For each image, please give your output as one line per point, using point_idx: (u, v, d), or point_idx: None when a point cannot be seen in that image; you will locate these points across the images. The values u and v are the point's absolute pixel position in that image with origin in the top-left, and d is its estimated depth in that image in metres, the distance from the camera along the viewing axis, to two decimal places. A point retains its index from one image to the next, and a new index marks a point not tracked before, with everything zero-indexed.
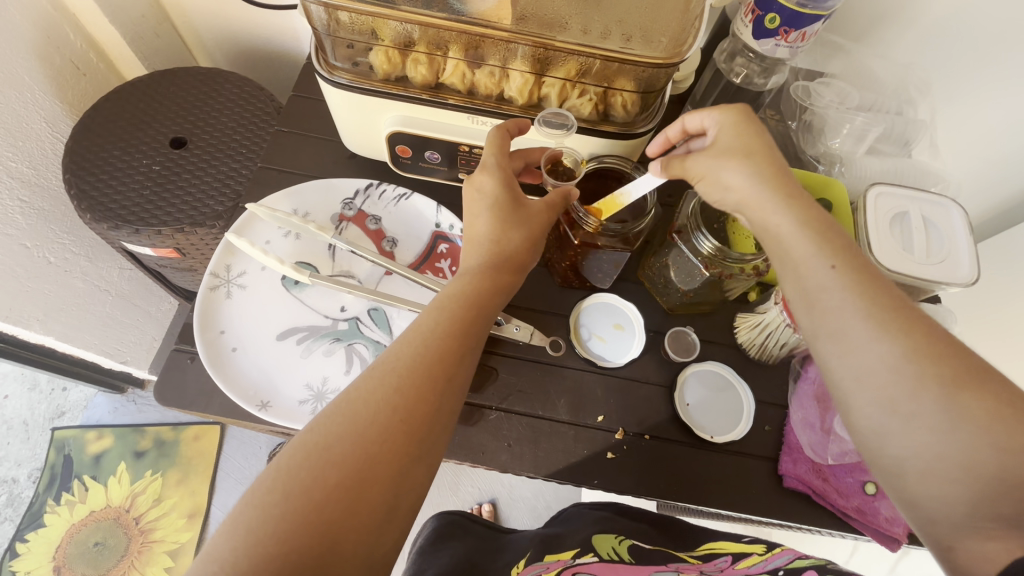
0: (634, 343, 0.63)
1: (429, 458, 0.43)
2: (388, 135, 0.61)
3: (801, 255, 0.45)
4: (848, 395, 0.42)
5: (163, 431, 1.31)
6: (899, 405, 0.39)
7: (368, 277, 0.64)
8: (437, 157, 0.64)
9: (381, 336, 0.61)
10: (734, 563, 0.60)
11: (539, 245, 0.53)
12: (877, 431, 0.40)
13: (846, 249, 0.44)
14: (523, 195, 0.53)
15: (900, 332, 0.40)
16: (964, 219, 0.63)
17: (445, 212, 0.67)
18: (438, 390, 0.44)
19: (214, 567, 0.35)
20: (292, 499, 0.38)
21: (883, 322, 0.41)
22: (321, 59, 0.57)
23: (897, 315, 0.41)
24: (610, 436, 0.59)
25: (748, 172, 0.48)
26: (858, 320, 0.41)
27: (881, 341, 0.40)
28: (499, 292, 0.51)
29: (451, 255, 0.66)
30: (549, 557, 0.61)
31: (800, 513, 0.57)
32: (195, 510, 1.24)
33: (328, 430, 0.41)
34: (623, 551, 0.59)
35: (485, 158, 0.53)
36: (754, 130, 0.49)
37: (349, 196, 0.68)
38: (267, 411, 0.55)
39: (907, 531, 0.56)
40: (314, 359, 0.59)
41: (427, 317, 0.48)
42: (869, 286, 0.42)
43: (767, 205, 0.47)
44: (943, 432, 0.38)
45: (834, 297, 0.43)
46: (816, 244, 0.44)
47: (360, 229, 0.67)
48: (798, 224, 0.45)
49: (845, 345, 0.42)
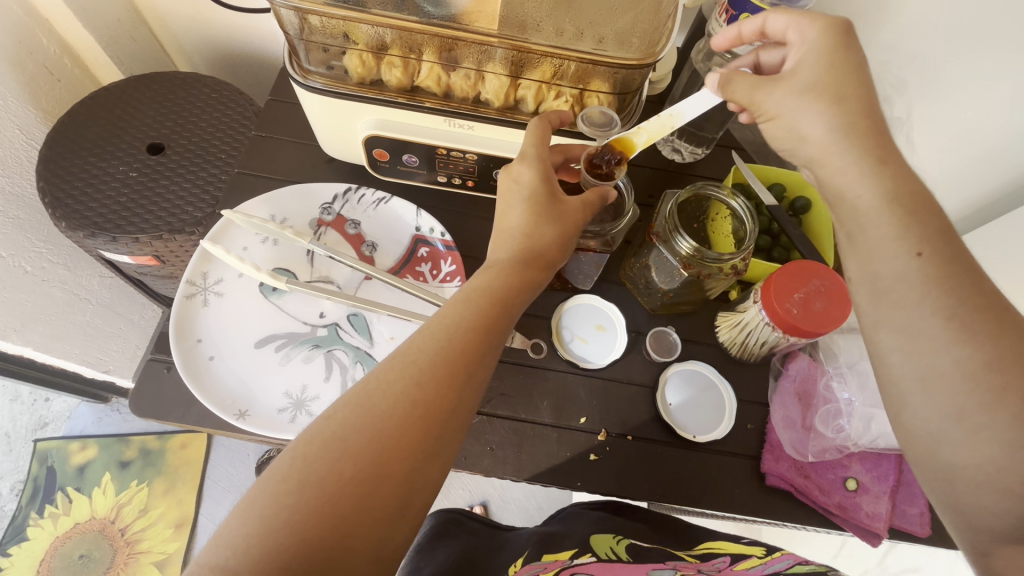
0: (616, 345, 0.63)
1: (445, 454, 0.42)
2: (365, 138, 0.61)
3: (880, 237, 0.41)
4: (905, 393, 0.40)
5: (149, 440, 1.29)
6: (968, 414, 0.37)
7: (347, 282, 0.64)
8: (415, 160, 0.63)
9: (361, 342, 0.60)
10: (731, 564, 0.58)
11: (570, 245, 0.52)
12: (933, 437, 0.39)
13: (935, 235, 0.40)
14: (560, 190, 0.52)
15: (984, 339, 0.37)
16: None
17: (424, 215, 0.66)
18: (457, 387, 0.43)
19: (227, 554, 0.36)
20: (307, 488, 0.38)
21: (969, 329, 0.38)
22: (294, 64, 0.57)
23: (984, 315, 0.38)
24: (592, 437, 0.59)
25: (829, 126, 0.43)
26: (938, 321, 0.38)
27: (960, 346, 0.37)
28: (525, 290, 0.50)
29: (432, 259, 0.65)
30: (546, 557, 0.60)
31: (783, 512, 0.58)
32: (183, 519, 1.22)
33: (345, 421, 0.41)
34: (621, 550, 0.59)
35: (527, 146, 0.52)
36: (846, 67, 0.44)
37: (328, 200, 0.67)
38: (246, 420, 0.55)
39: (888, 527, 0.55)
40: (293, 366, 0.58)
41: (472, 314, 0.47)
42: (952, 281, 0.39)
43: (842, 173, 0.43)
44: (1010, 449, 0.36)
45: (910, 289, 0.40)
46: (901, 227, 0.41)
47: (338, 234, 0.66)
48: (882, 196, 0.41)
49: (911, 342, 0.39)
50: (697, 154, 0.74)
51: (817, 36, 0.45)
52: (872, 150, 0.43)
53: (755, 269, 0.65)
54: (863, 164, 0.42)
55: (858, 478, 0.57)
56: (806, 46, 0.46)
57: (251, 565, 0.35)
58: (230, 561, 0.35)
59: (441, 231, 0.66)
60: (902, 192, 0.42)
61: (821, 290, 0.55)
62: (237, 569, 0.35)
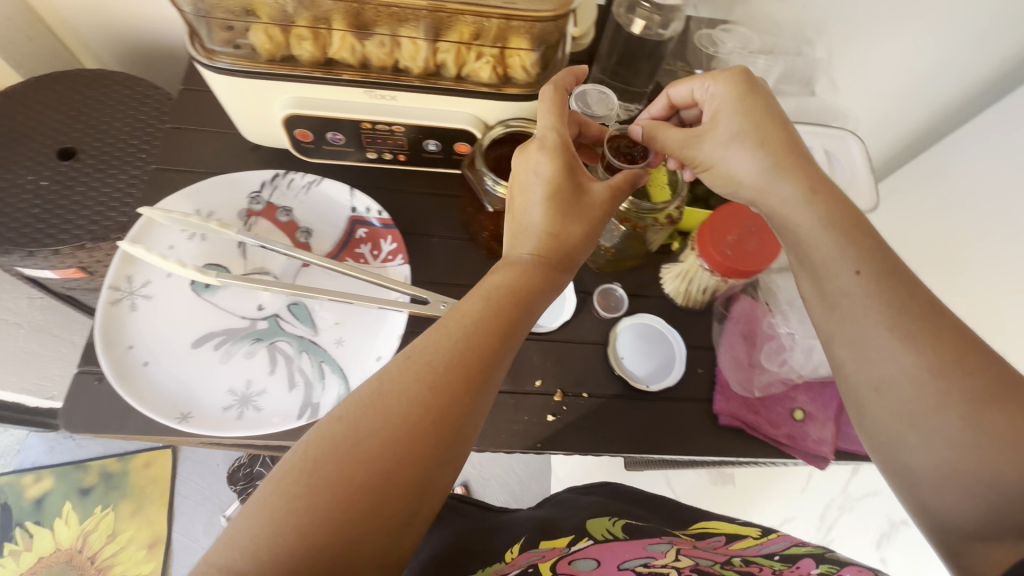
0: (565, 307, 0.64)
1: (456, 460, 0.41)
2: (284, 119, 0.58)
3: (823, 259, 0.44)
4: (863, 401, 0.41)
5: (109, 463, 1.25)
6: (920, 418, 0.38)
7: (284, 271, 0.61)
8: (341, 138, 0.60)
9: (304, 330, 0.59)
10: (728, 543, 0.55)
11: (595, 242, 0.49)
12: (892, 438, 0.40)
13: (872, 253, 0.43)
14: (584, 181, 0.49)
15: (927, 344, 0.39)
16: (861, 148, 0.66)
17: (359, 195, 0.64)
18: (474, 392, 0.41)
19: (235, 556, 0.34)
20: (315, 494, 0.36)
21: (912, 335, 0.39)
22: (197, 46, 0.54)
23: (928, 326, 0.39)
24: (549, 398, 0.59)
25: (758, 159, 0.47)
26: (882, 330, 0.40)
27: (905, 352, 0.39)
28: (545, 289, 0.47)
29: (371, 239, 0.63)
30: (544, 544, 0.58)
31: (738, 448, 0.59)
32: (156, 539, 1.20)
33: (357, 423, 0.39)
34: (618, 530, 0.57)
35: (546, 128, 0.48)
36: (756, 107, 0.48)
37: (256, 189, 0.64)
38: (189, 422, 0.52)
39: (833, 449, 0.59)
40: (234, 362, 0.56)
41: (490, 311, 0.44)
42: (897, 293, 0.41)
43: (790, 203, 0.46)
44: (965, 446, 0.36)
45: (857, 300, 0.41)
46: (840, 249, 0.43)
47: (270, 223, 0.63)
48: (822, 222, 0.44)
49: (863, 349, 0.41)
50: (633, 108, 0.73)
51: (729, 89, 0.49)
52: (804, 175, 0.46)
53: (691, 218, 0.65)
54: (800, 192, 0.46)
55: (804, 408, 0.60)
56: (716, 98, 0.50)
57: (261, 568, 0.34)
58: (238, 564, 0.34)
59: (378, 211, 0.64)
60: (837, 216, 0.44)
61: (754, 230, 0.56)
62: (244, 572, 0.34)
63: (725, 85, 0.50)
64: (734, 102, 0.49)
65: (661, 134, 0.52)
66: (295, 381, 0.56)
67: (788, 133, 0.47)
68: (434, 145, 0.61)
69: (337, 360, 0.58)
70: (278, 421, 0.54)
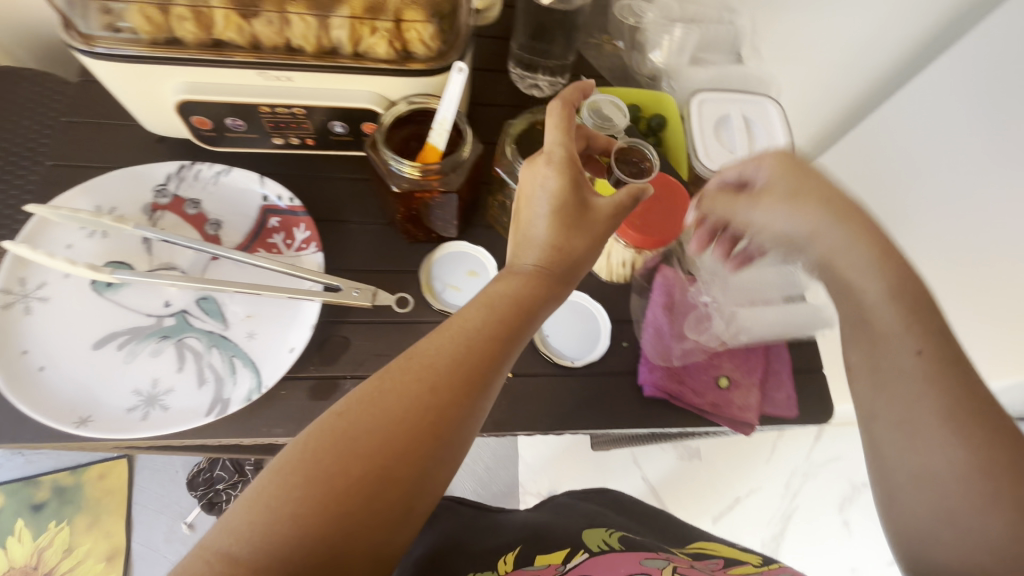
0: None
1: (451, 463, 0.40)
2: (177, 105, 0.55)
3: (887, 334, 0.46)
4: (898, 487, 0.43)
5: (61, 477, 1.22)
6: (957, 517, 0.39)
7: (192, 265, 0.59)
8: (242, 125, 0.58)
9: (214, 325, 0.57)
10: (726, 569, 0.58)
11: (598, 254, 0.50)
12: (924, 530, 0.41)
13: (935, 334, 0.44)
14: (590, 196, 0.49)
15: (977, 440, 0.40)
16: (779, 112, 0.66)
17: (270, 182, 0.62)
18: (474, 396, 0.41)
19: (231, 540, 0.34)
20: (315, 485, 0.35)
21: (963, 427, 0.41)
22: (72, 34, 0.50)
23: (983, 420, 0.41)
24: None
25: (818, 216, 0.50)
26: (932, 415, 0.42)
27: (954, 445, 0.40)
28: (548, 299, 0.48)
29: (284, 228, 0.61)
30: (539, 559, 0.60)
31: (664, 419, 0.59)
32: (115, 550, 1.18)
33: (360, 419, 0.38)
34: (614, 542, 0.61)
35: (555, 144, 0.49)
36: (803, 172, 0.51)
37: (161, 182, 0.62)
38: (88, 426, 0.50)
39: (758, 415, 0.59)
40: (139, 362, 0.54)
41: (494, 318, 0.45)
42: (950, 380, 0.42)
43: (850, 268, 0.49)
44: (1001, 556, 0.37)
45: (906, 358, 0.44)
46: (903, 328, 0.45)
47: (177, 217, 0.61)
48: (888, 292, 0.47)
49: (903, 410, 0.43)
50: (557, 82, 0.72)
51: (772, 163, 0.52)
52: (880, 249, 0.48)
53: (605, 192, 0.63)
54: (870, 254, 0.48)
55: (728, 375, 0.61)
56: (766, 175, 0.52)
57: (256, 554, 0.33)
58: (234, 549, 0.33)
59: (291, 198, 0.62)
60: (897, 288, 0.46)
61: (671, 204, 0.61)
62: (242, 557, 0.33)
63: (772, 160, 0.52)
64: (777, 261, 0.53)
65: (712, 197, 0.56)
66: (204, 378, 0.54)
67: (856, 210, 0.49)
68: (341, 127, 0.59)
69: (249, 354, 0.56)
70: (185, 420, 0.52)
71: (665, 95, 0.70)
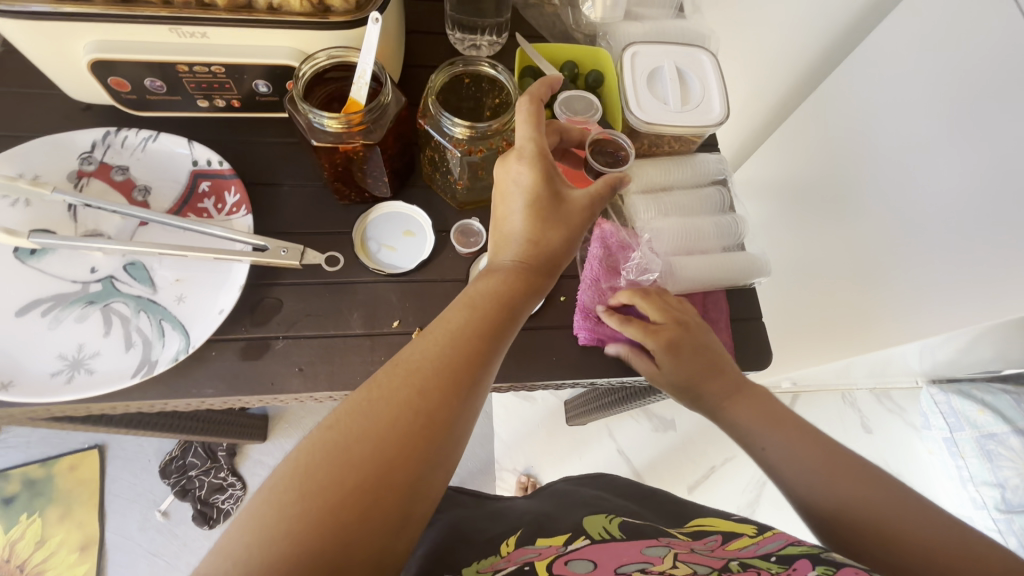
0: (424, 246, 0.62)
1: (445, 462, 0.39)
2: (90, 65, 0.54)
3: (745, 432, 0.51)
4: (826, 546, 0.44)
5: (31, 470, 1.20)
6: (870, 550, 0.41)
7: (119, 232, 0.58)
8: (162, 86, 0.58)
9: (142, 290, 0.56)
10: (724, 543, 0.47)
11: (574, 247, 0.50)
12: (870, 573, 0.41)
13: (767, 408, 0.52)
14: (562, 189, 0.50)
15: (841, 480, 0.45)
16: (712, 62, 0.66)
17: (198, 146, 0.61)
18: (462, 395, 0.41)
19: (227, 566, 0.32)
20: (310, 498, 0.34)
21: (826, 469, 0.46)
22: None
23: (830, 457, 0.46)
24: (407, 337, 0.58)
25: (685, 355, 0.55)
26: (807, 472, 0.46)
27: (829, 488, 0.45)
28: (531, 294, 0.48)
29: (215, 192, 0.61)
30: (540, 541, 0.52)
31: (599, 369, 0.60)
32: (88, 540, 1.16)
33: (349, 428, 0.37)
34: (615, 528, 0.52)
35: (525, 138, 0.49)
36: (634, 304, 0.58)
37: (87, 149, 0.60)
38: (10, 391, 0.50)
39: None
40: (64, 328, 0.53)
41: (476, 317, 0.44)
42: (796, 438, 0.49)
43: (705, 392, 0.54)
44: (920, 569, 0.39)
45: (757, 438, 0.50)
46: (752, 425, 0.51)
47: (105, 183, 0.60)
48: (734, 404, 0.53)
49: (790, 485, 0.47)
50: (497, 43, 0.71)
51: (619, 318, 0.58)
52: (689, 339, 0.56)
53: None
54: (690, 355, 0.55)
55: None
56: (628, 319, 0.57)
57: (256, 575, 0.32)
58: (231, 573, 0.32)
59: (220, 161, 0.61)
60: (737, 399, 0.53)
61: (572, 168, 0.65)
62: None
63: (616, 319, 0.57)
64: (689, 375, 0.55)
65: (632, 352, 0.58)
66: (131, 341, 0.54)
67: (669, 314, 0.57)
68: (264, 86, 0.59)
69: (178, 316, 0.55)
70: (110, 382, 0.51)
71: (600, 49, 0.69)
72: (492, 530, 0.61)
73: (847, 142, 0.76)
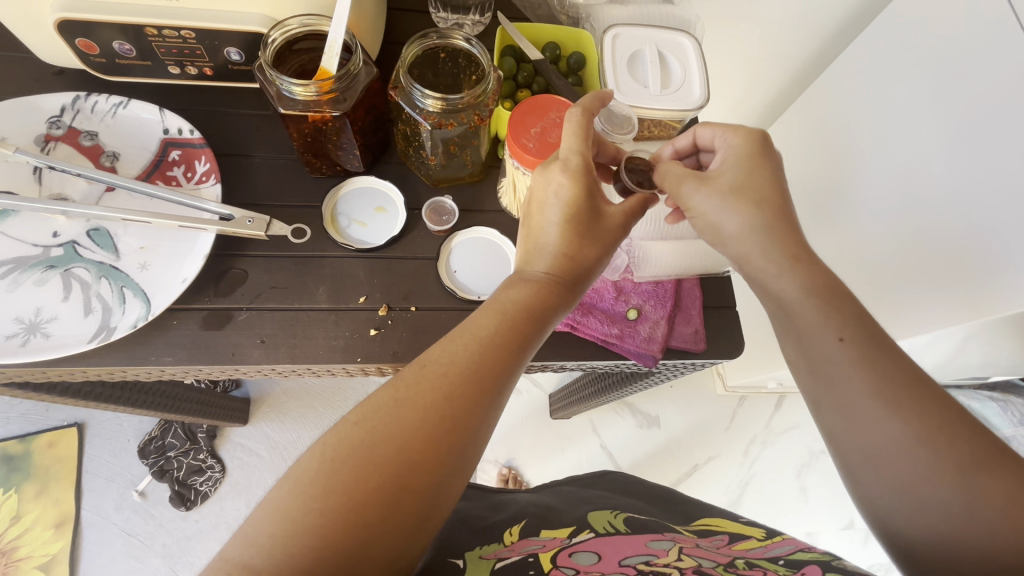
0: (395, 223, 0.62)
1: (466, 470, 0.38)
2: (57, 26, 0.53)
3: (808, 323, 0.42)
4: (853, 470, 0.39)
5: (8, 446, 1.19)
6: (913, 486, 0.36)
7: (85, 197, 0.57)
8: (131, 49, 0.57)
9: (104, 256, 0.55)
10: (730, 543, 0.46)
11: (606, 263, 0.48)
12: (888, 509, 0.37)
13: (855, 318, 0.41)
14: (601, 203, 0.47)
15: (914, 412, 0.37)
16: (694, 48, 0.65)
17: (170, 114, 0.60)
18: (486, 402, 0.39)
19: (251, 552, 0.32)
20: (335, 495, 0.34)
21: (897, 401, 0.38)
22: None
23: (903, 381, 0.39)
24: (373, 313, 0.58)
25: (748, 215, 0.46)
26: (869, 398, 0.39)
27: (892, 420, 0.37)
28: (562, 305, 0.46)
29: (185, 161, 0.60)
30: (545, 533, 0.51)
31: (567, 352, 0.60)
32: (63, 517, 1.15)
33: (374, 428, 0.36)
34: (620, 523, 0.51)
35: (570, 150, 0.47)
36: (765, 163, 0.48)
37: (55, 113, 0.59)
38: None
39: (665, 347, 0.60)
40: (22, 291, 0.53)
41: (506, 325, 0.42)
42: (880, 360, 0.39)
43: (768, 269, 0.45)
44: (957, 517, 0.35)
45: (821, 337, 0.42)
46: (822, 317, 0.42)
47: (72, 149, 0.59)
48: (805, 288, 0.43)
49: (840, 402, 0.40)
50: (480, 22, 0.71)
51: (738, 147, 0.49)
52: (770, 207, 0.46)
53: (500, 120, 0.63)
54: (744, 220, 0.46)
55: (638, 308, 0.61)
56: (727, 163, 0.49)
57: (274, 568, 0.32)
58: (251, 561, 0.32)
59: (191, 130, 0.60)
60: (811, 282, 0.43)
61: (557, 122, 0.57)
62: (260, 568, 0.32)
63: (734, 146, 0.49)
64: (734, 190, 0.47)
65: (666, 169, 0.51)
66: (91, 306, 0.53)
67: (776, 188, 0.47)
68: (237, 54, 0.58)
69: (140, 284, 0.54)
70: (67, 346, 0.51)
71: (582, 31, 0.69)
72: (456, 513, 0.60)
73: (835, 135, 0.75)
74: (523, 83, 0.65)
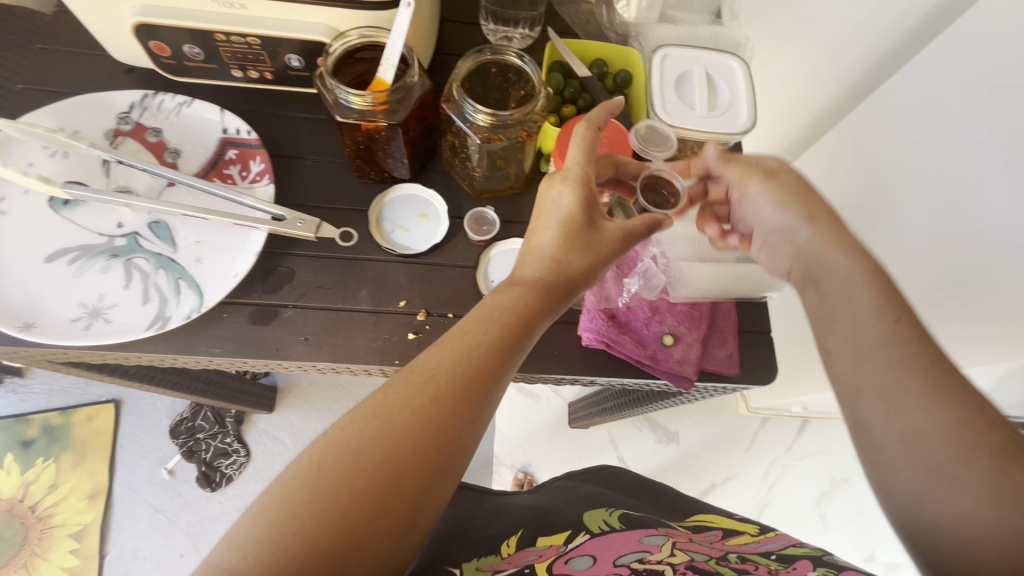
0: (437, 231, 0.63)
1: (451, 473, 0.39)
2: (134, 28, 0.56)
3: (852, 306, 0.43)
4: (883, 449, 0.38)
5: (50, 417, 1.25)
6: (943, 470, 0.35)
7: (147, 190, 0.60)
8: (200, 53, 0.60)
9: (163, 248, 0.58)
10: (725, 538, 0.46)
11: (598, 274, 0.48)
12: (914, 493, 0.36)
13: (900, 305, 0.41)
14: (599, 217, 0.48)
15: (948, 400, 0.37)
16: (743, 71, 0.65)
17: (229, 115, 0.63)
18: (471, 407, 0.40)
19: (236, 556, 0.33)
20: (321, 496, 0.34)
21: (933, 384, 0.37)
22: None
23: (939, 371, 0.38)
24: (412, 318, 0.59)
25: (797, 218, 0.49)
26: (915, 381, 0.38)
27: (928, 406, 0.37)
28: (549, 313, 0.47)
29: (241, 160, 0.62)
30: (542, 540, 0.51)
31: (598, 367, 0.60)
32: (97, 490, 1.20)
33: (363, 432, 0.37)
34: (615, 522, 0.52)
35: (573, 162, 0.49)
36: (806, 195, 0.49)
37: (124, 110, 0.62)
38: (32, 331, 0.52)
39: (698, 370, 0.60)
40: (87, 278, 0.56)
41: (491, 332, 0.43)
42: (918, 345, 0.39)
43: (828, 254, 0.46)
44: (988, 504, 0.33)
45: (861, 321, 0.42)
46: (866, 304, 0.42)
47: (138, 143, 0.62)
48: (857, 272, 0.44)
49: (878, 377, 0.39)
50: (528, 36, 0.71)
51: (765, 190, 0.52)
52: (825, 219, 0.48)
53: (546, 136, 0.64)
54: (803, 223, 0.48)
55: (673, 332, 0.61)
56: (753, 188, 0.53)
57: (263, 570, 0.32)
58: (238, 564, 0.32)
59: (248, 131, 0.63)
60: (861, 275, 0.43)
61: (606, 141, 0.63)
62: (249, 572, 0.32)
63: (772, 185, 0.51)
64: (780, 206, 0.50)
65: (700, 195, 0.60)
66: (149, 296, 0.56)
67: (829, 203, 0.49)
68: (297, 61, 0.60)
69: (195, 277, 0.57)
70: (126, 332, 0.53)
71: (631, 49, 0.69)
72: (478, 517, 0.61)
73: None
74: (569, 98, 0.66)
